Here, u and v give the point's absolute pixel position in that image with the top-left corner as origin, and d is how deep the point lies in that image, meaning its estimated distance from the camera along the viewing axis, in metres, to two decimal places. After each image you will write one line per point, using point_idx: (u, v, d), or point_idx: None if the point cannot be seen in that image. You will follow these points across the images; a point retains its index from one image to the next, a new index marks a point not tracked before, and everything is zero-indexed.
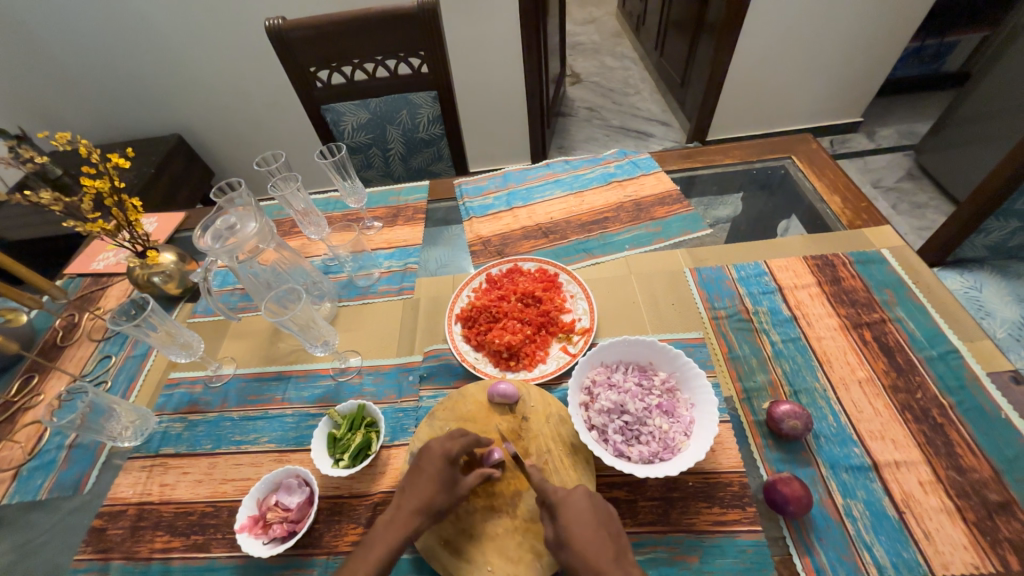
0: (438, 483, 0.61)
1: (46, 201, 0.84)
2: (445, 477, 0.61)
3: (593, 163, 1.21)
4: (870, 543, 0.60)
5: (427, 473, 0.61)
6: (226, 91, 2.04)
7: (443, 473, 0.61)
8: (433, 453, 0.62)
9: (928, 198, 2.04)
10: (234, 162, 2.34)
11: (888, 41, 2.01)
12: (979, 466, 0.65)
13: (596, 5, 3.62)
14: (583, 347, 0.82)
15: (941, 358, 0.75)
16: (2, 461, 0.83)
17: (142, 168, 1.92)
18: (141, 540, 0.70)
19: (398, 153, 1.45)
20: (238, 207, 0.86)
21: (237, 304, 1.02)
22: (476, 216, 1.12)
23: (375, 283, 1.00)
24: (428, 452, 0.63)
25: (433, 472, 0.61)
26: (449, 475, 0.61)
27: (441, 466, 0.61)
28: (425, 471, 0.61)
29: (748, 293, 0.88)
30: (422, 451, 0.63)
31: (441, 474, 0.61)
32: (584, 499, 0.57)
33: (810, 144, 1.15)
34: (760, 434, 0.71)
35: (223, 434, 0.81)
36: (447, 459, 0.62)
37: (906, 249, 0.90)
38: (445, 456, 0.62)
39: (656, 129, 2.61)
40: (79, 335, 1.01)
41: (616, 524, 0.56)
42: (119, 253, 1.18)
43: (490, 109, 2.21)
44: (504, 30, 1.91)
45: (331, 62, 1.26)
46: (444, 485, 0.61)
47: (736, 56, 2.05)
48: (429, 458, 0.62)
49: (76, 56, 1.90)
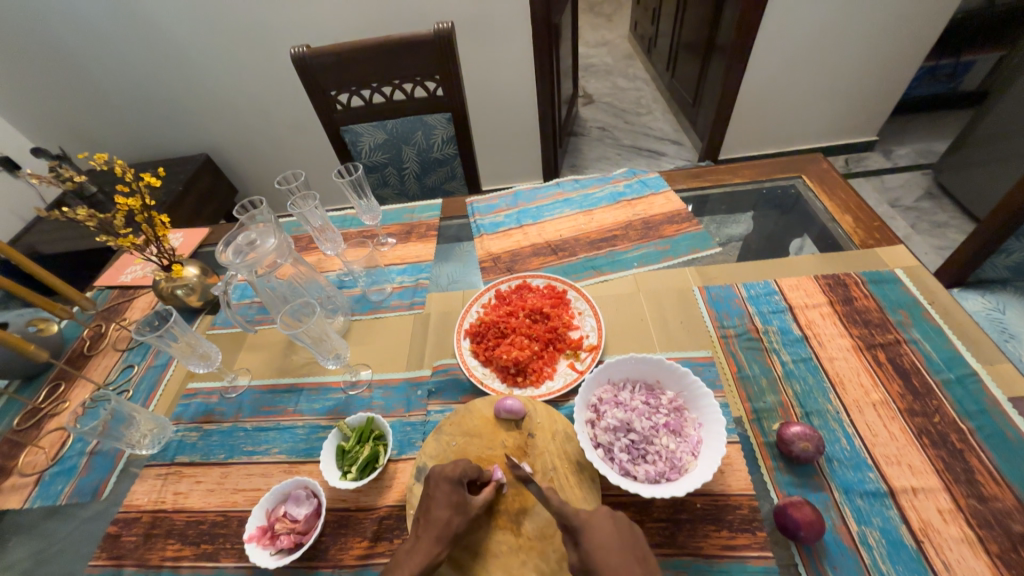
0: (451, 505, 0.61)
1: (82, 217, 0.89)
2: (457, 500, 0.62)
3: (603, 182, 1.23)
4: (887, 573, 0.58)
5: (438, 498, 0.61)
6: (251, 113, 2.14)
7: (453, 496, 0.62)
8: (438, 477, 0.63)
9: (949, 217, 2.00)
10: (256, 180, 2.42)
11: (902, 59, 2.00)
12: (1002, 495, 0.62)
13: (609, 28, 3.71)
14: (590, 364, 0.82)
15: (959, 381, 0.73)
16: (26, 466, 0.86)
17: (171, 185, 2.00)
18: (153, 547, 0.72)
19: (413, 172, 1.49)
20: (259, 224, 0.89)
21: (254, 317, 1.06)
22: (487, 233, 1.14)
23: (387, 298, 1.02)
24: (434, 478, 0.64)
25: (444, 496, 0.62)
26: (459, 497, 0.62)
27: (449, 489, 0.62)
28: (435, 497, 0.62)
29: (758, 312, 0.88)
30: (428, 480, 0.64)
31: (452, 497, 0.62)
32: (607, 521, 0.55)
33: (821, 164, 1.15)
34: (770, 456, 0.70)
35: (236, 444, 0.83)
36: (456, 483, 0.63)
37: (921, 269, 0.89)
38: (453, 478, 0.63)
39: (668, 148, 2.63)
40: (105, 345, 1.05)
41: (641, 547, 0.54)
42: (146, 267, 1.23)
43: (504, 129, 2.26)
44: (518, 53, 1.97)
45: (351, 86, 1.32)
46: (457, 506, 0.61)
47: (747, 77, 2.07)
48: (437, 484, 0.63)
49: (115, 80, 2.02)
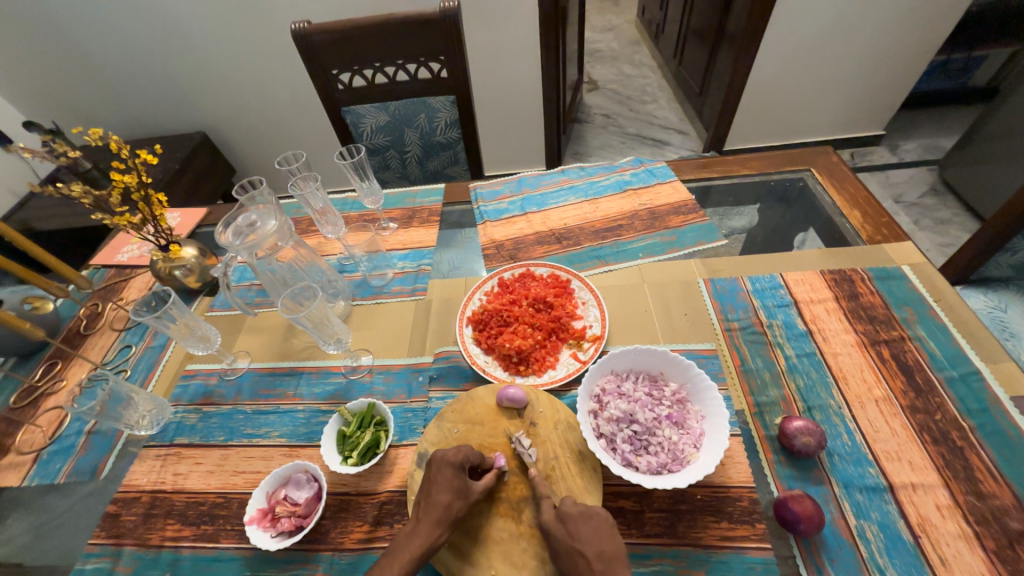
0: (452, 489, 0.61)
1: (77, 194, 0.87)
2: (459, 485, 0.62)
3: (609, 170, 1.21)
4: (883, 566, 0.59)
5: (440, 482, 0.61)
6: (249, 91, 2.09)
7: (455, 480, 0.62)
8: (440, 462, 0.63)
9: (952, 214, 1.99)
10: (255, 160, 2.39)
11: (914, 52, 1.97)
12: (1000, 492, 0.63)
13: (615, 13, 3.63)
14: (593, 354, 0.82)
15: (962, 379, 0.73)
16: (24, 444, 0.86)
17: (167, 163, 1.97)
18: (153, 527, 0.72)
19: (415, 156, 1.46)
20: (259, 205, 0.88)
21: (254, 300, 1.05)
22: (490, 220, 1.13)
23: (389, 283, 1.01)
24: (436, 462, 0.63)
25: (446, 481, 0.61)
26: (461, 482, 0.62)
27: (451, 474, 0.62)
28: (436, 481, 0.62)
29: (763, 305, 0.87)
30: (431, 463, 0.64)
31: (453, 482, 0.62)
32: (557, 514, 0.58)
33: (830, 156, 1.13)
34: (771, 449, 0.70)
35: (235, 427, 0.82)
36: (458, 467, 0.63)
37: (927, 266, 0.88)
38: (455, 463, 0.62)
39: (673, 138, 2.60)
40: (102, 324, 1.04)
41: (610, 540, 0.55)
42: (143, 246, 1.21)
43: (508, 115, 2.22)
44: (524, 36, 1.92)
45: (353, 65, 1.28)
46: (458, 491, 0.61)
47: (756, 67, 2.03)
48: (439, 469, 0.63)
49: (109, 53, 1.96)
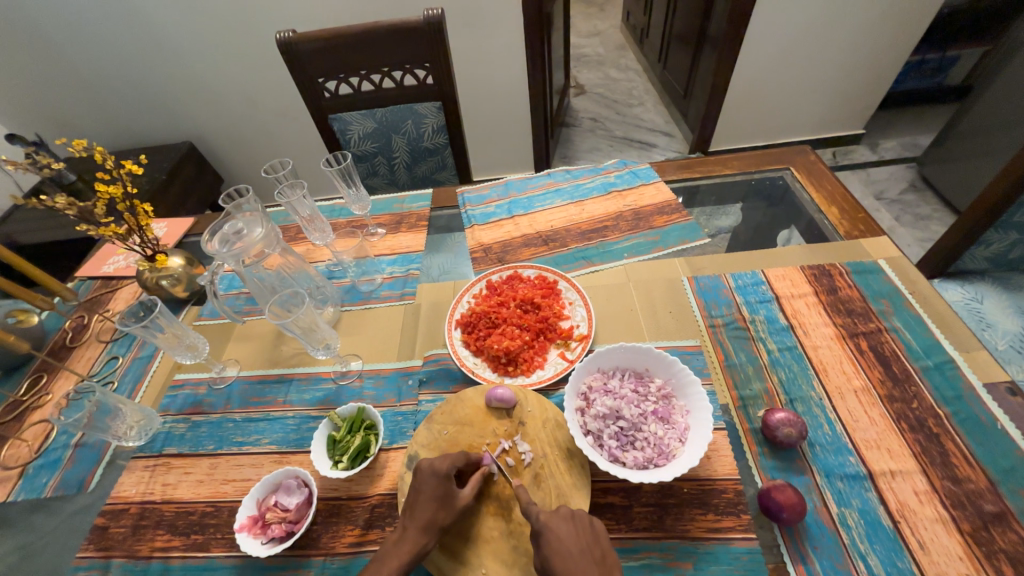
0: (437, 500, 0.61)
1: (60, 205, 0.86)
2: (444, 495, 0.62)
3: (594, 172, 1.23)
4: (865, 552, 0.60)
5: (426, 493, 0.61)
6: (236, 99, 2.09)
7: (440, 490, 0.62)
8: (426, 473, 0.63)
9: (931, 209, 2.04)
10: (242, 169, 2.38)
11: (890, 52, 2.02)
12: (975, 477, 0.64)
13: (601, 18, 3.69)
14: (580, 353, 0.83)
15: (937, 368, 0.76)
16: (9, 459, 0.85)
17: (153, 174, 1.96)
18: (142, 538, 0.72)
19: (403, 162, 1.47)
20: (246, 213, 0.88)
21: (243, 308, 1.05)
22: (478, 223, 1.14)
23: (378, 289, 1.02)
24: (421, 473, 0.63)
25: (431, 491, 0.62)
26: (446, 492, 0.62)
27: (437, 484, 0.62)
28: (423, 491, 0.62)
29: (745, 301, 0.89)
30: (416, 473, 0.63)
31: (438, 492, 0.62)
32: (566, 524, 0.58)
33: (809, 155, 1.16)
34: (755, 441, 0.72)
35: (225, 435, 0.82)
36: (443, 477, 0.62)
37: (902, 260, 0.91)
38: (440, 474, 0.62)
39: (659, 140, 2.64)
40: (88, 336, 1.03)
41: (602, 547, 0.57)
42: (129, 257, 1.21)
43: (496, 120, 2.24)
44: (510, 42, 1.95)
45: (338, 73, 1.29)
46: (442, 501, 0.61)
47: (738, 69, 2.07)
48: (425, 479, 0.62)
49: (92, 64, 1.95)
